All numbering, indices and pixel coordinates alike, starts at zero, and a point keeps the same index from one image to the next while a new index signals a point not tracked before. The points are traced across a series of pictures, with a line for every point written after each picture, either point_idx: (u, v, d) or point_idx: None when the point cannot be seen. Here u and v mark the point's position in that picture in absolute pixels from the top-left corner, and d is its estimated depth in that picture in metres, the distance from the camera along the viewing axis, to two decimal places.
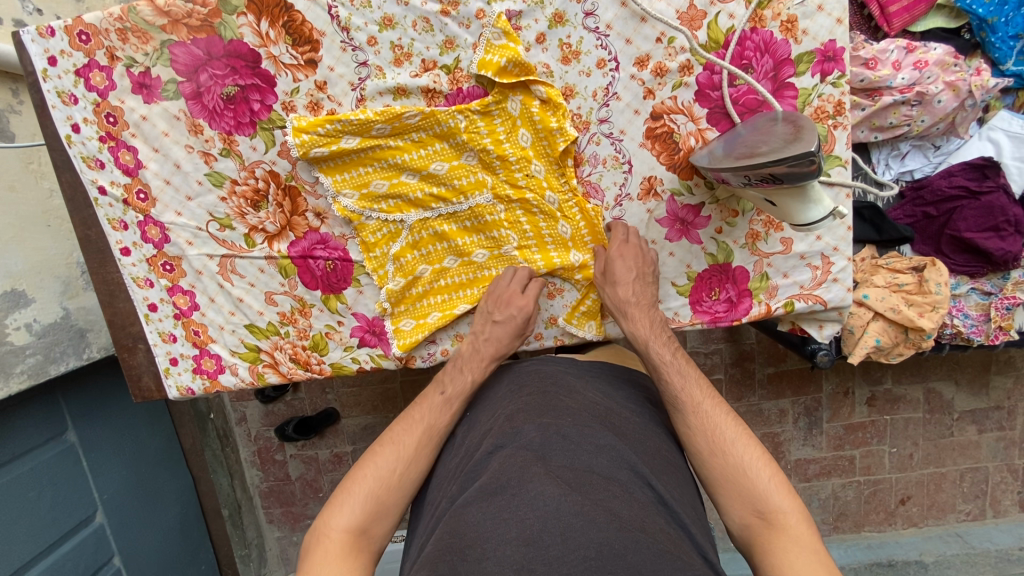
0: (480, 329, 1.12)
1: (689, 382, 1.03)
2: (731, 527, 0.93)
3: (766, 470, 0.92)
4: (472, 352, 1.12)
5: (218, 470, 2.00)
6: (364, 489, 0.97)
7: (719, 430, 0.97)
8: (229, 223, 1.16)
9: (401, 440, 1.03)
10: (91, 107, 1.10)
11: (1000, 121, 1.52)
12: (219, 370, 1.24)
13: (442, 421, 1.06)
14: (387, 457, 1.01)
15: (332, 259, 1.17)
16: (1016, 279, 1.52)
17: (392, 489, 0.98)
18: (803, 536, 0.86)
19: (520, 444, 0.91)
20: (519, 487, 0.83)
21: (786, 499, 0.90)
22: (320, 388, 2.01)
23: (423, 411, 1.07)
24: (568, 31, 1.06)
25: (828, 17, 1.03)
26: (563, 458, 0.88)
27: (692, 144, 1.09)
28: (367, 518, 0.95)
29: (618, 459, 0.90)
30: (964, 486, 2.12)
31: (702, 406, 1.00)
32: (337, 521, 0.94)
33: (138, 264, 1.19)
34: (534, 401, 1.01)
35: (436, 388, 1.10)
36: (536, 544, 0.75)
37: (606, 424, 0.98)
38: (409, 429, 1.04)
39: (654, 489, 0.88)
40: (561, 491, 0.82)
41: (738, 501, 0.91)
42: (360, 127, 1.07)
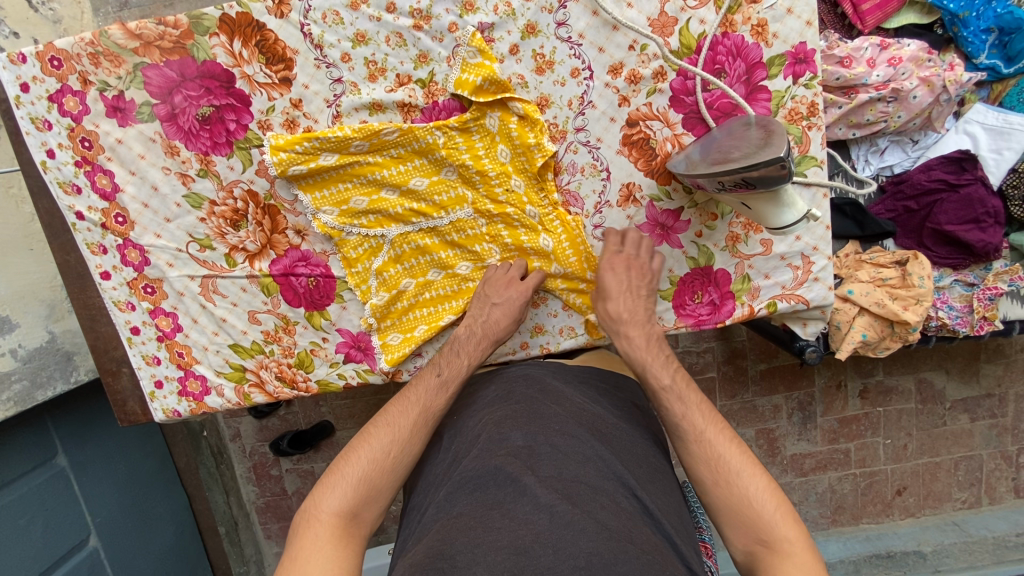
0: (480, 307, 1.11)
1: (692, 408, 0.99)
2: (734, 553, 0.90)
3: (770, 499, 0.89)
4: (469, 335, 1.10)
5: (213, 487, 1.97)
6: (357, 472, 0.95)
7: (722, 459, 0.93)
8: (210, 243, 1.16)
9: (396, 422, 1.00)
10: (65, 132, 1.10)
11: (976, 114, 1.53)
12: (204, 391, 1.23)
13: (439, 403, 1.04)
14: (380, 440, 0.98)
15: (314, 275, 1.17)
16: (997, 269, 1.54)
17: (385, 473, 0.96)
18: (809, 567, 0.82)
19: (510, 452, 0.91)
20: (515, 500, 0.83)
21: (790, 527, 0.86)
22: (313, 402, 2.00)
23: (419, 393, 1.04)
24: (541, 41, 1.06)
25: (798, 20, 1.04)
26: (552, 468, 0.88)
27: (669, 150, 1.10)
28: (358, 502, 0.93)
29: (604, 470, 0.90)
30: (959, 475, 2.13)
31: (704, 435, 0.96)
32: (327, 504, 0.91)
33: (119, 288, 1.18)
34: (520, 409, 1.00)
35: (432, 370, 1.08)
36: (527, 553, 0.75)
37: (593, 431, 0.98)
38: (405, 410, 1.02)
39: (640, 499, 0.89)
40: (551, 501, 0.82)
41: (741, 530, 0.88)
42: (338, 144, 1.07)
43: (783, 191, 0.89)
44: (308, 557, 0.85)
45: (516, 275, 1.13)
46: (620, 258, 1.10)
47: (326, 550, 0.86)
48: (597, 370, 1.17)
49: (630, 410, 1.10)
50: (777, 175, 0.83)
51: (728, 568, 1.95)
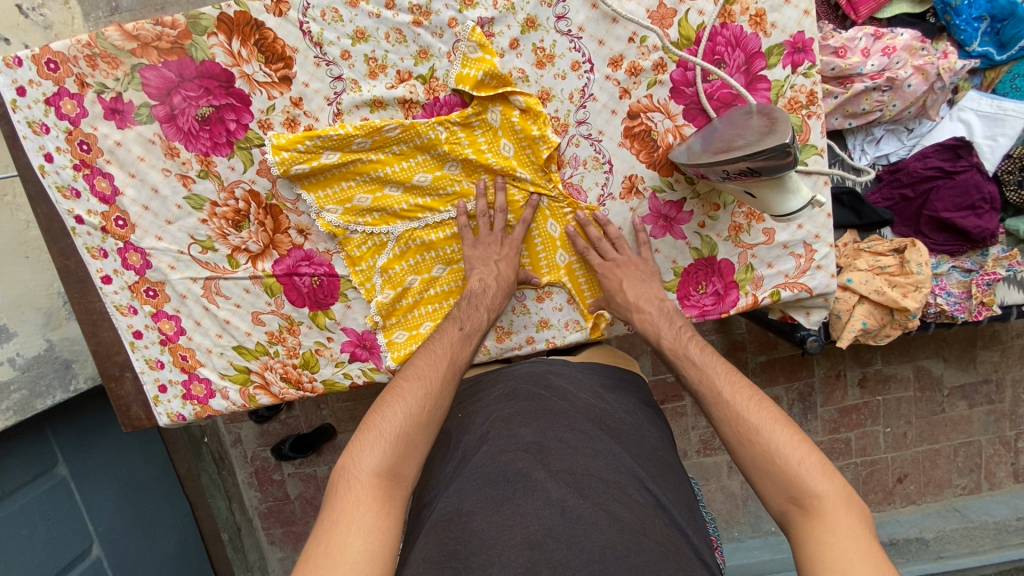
0: (487, 264, 1.10)
1: (709, 370, 0.97)
2: (772, 513, 0.87)
3: (797, 455, 0.85)
4: (482, 290, 1.08)
5: (216, 493, 1.95)
6: (393, 429, 0.90)
7: (742, 417, 0.90)
8: (212, 245, 1.15)
9: (428, 374, 0.97)
10: (63, 135, 1.09)
11: (970, 101, 1.55)
12: (209, 394, 1.22)
13: (465, 355, 1.03)
14: (414, 394, 0.94)
15: (318, 274, 1.17)
16: (995, 254, 1.56)
17: (421, 429, 0.92)
18: (840, 522, 0.78)
19: (519, 448, 0.90)
20: (526, 495, 0.82)
21: (822, 482, 0.82)
22: (314, 405, 1.98)
23: (445, 346, 1.02)
24: (541, 35, 1.06)
25: (796, 9, 1.05)
26: (563, 462, 0.88)
27: (670, 141, 1.10)
28: (396, 460, 0.88)
29: (615, 463, 0.90)
30: (959, 461, 2.15)
31: (723, 394, 0.94)
32: (365, 465, 0.86)
33: (121, 292, 1.17)
34: (529, 406, 1.00)
35: (455, 323, 1.06)
36: (540, 548, 0.75)
37: (602, 426, 0.98)
38: (434, 364, 0.99)
39: (651, 492, 0.89)
40: (563, 497, 0.82)
41: (772, 489, 0.85)
42: (340, 142, 1.07)
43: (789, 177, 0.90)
44: (351, 522, 0.80)
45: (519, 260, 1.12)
46: (624, 261, 1.13)
47: (369, 514, 0.81)
48: (601, 368, 1.16)
49: (637, 403, 1.11)
50: (785, 157, 0.83)
51: (734, 561, 1.96)
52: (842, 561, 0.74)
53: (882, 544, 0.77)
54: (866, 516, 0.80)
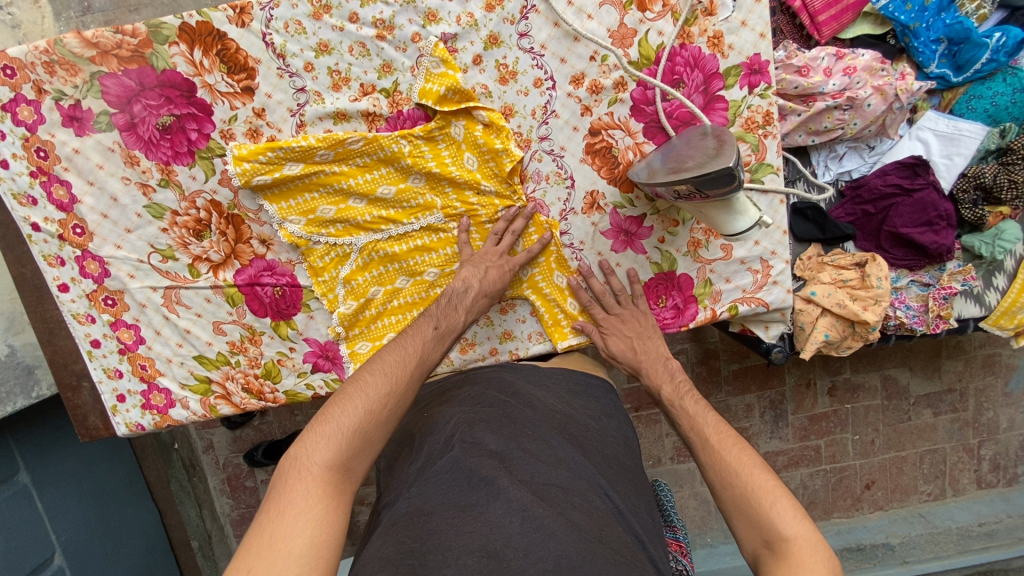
0: (477, 269, 1.09)
1: (699, 417, 1.01)
2: (747, 556, 0.88)
3: (771, 499, 0.86)
4: (465, 289, 1.07)
5: (185, 500, 1.94)
6: (351, 424, 0.85)
7: (723, 459, 0.93)
8: (172, 254, 1.14)
9: (394, 371, 0.92)
10: (20, 142, 1.07)
11: (928, 121, 1.58)
12: (169, 404, 1.21)
13: (435, 356, 0.99)
14: (377, 389, 0.89)
15: (280, 285, 1.16)
16: (951, 269, 1.62)
17: (379, 427, 0.87)
18: (808, 568, 0.79)
19: (484, 453, 0.89)
20: (488, 503, 0.81)
21: (793, 527, 0.83)
22: (288, 411, 1.97)
23: (416, 344, 0.98)
24: (504, 51, 1.08)
25: (752, 32, 1.08)
26: (526, 471, 0.88)
27: (631, 158, 1.12)
28: (350, 455, 0.83)
29: (577, 471, 0.91)
30: (924, 468, 2.21)
31: (708, 439, 0.97)
32: (318, 457, 0.81)
33: (78, 300, 1.15)
34: (494, 413, 0.99)
35: (430, 321, 1.02)
36: (497, 557, 0.74)
37: (565, 434, 0.98)
38: (403, 361, 0.94)
39: (611, 499, 0.90)
40: (524, 505, 0.81)
41: (746, 531, 0.86)
42: (303, 153, 1.07)
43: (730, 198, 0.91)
44: (298, 515, 0.76)
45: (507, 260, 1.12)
46: (628, 316, 1.17)
47: (318, 509, 0.77)
48: (569, 374, 1.16)
49: (605, 407, 1.11)
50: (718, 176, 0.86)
51: (706, 567, 1.98)
52: None
53: None
54: (837, 567, 0.80)
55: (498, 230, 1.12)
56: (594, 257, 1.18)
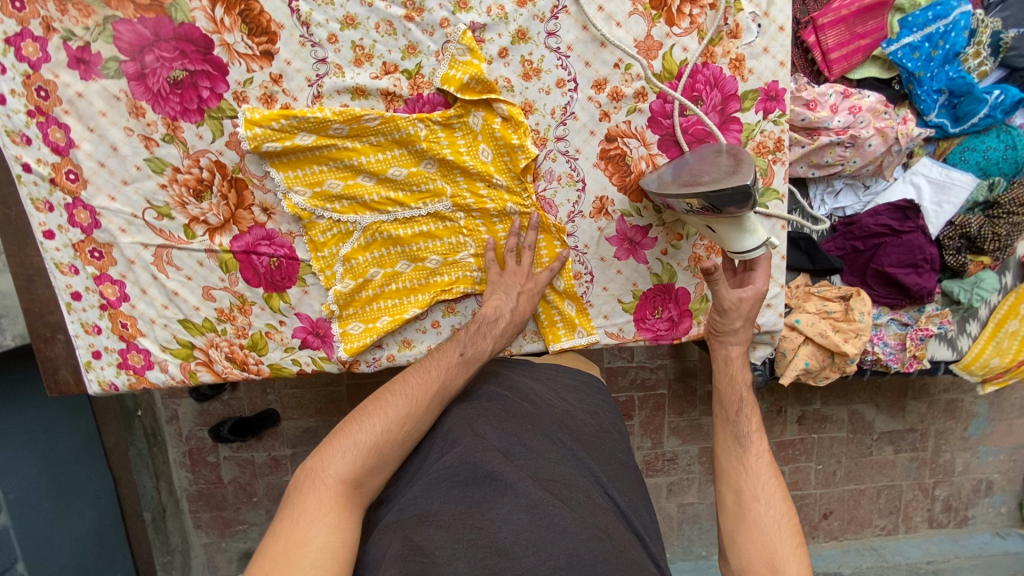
0: (507, 296, 1.10)
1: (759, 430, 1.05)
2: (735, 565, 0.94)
3: (791, 537, 0.93)
4: (495, 317, 1.07)
5: (143, 471, 1.93)
6: (368, 441, 0.88)
7: (769, 481, 0.99)
8: (168, 212, 1.11)
9: (414, 394, 0.94)
10: (20, 78, 1.03)
11: (922, 167, 1.65)
12: (147, 365, 1.18)
13: (457, 382, 1.00)
14: (396, 410, 0.92)
15: (277, 255, 1.14)
16: (929, 312, 1.68)
17: (395, 446, 0.90)
18: None
19: (489, 448, 0.88)
20: (496, 498, 0.81)
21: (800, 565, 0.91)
22: (260, 389, 1.98)
23: (439, 368, 0.99)
24: (531, 48, 1.08)
25: (773, 59, 1.10)
26: (530, 466, 0.88)
27: (643, 168, 1.14)
28: (364, 471, 0.87)
29: (578, 466, 0.91)
30: (880, 503, 2.28)
31: (762, 455, 1.02)
32: (335, 469, 0.85)
33: (63, 249, 1.11)
34: (494, 408, 0.97)
35: (456, 347, 1.03)
36: (506, 555, 0.74)
37: (566, 430, 0.98)
38: (424, 384, 0.96)
39: (612, 497, 0.90)
40: (534, 500, 0.81)
41: (756, 547, 0.93)
42: (317, 125, 1.05)
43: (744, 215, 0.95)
44: (313, 522, 0.80)
45: (512, 264, 1.12)
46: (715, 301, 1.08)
47: (332, 520, 0.81)
48: (565, 369, 1.16)
49: (603, 405, 1.11)
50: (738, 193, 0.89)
51: None
52: None
53: None
54: None
55: (514, 248, 1.13)
56: (597, 261, 1.18)
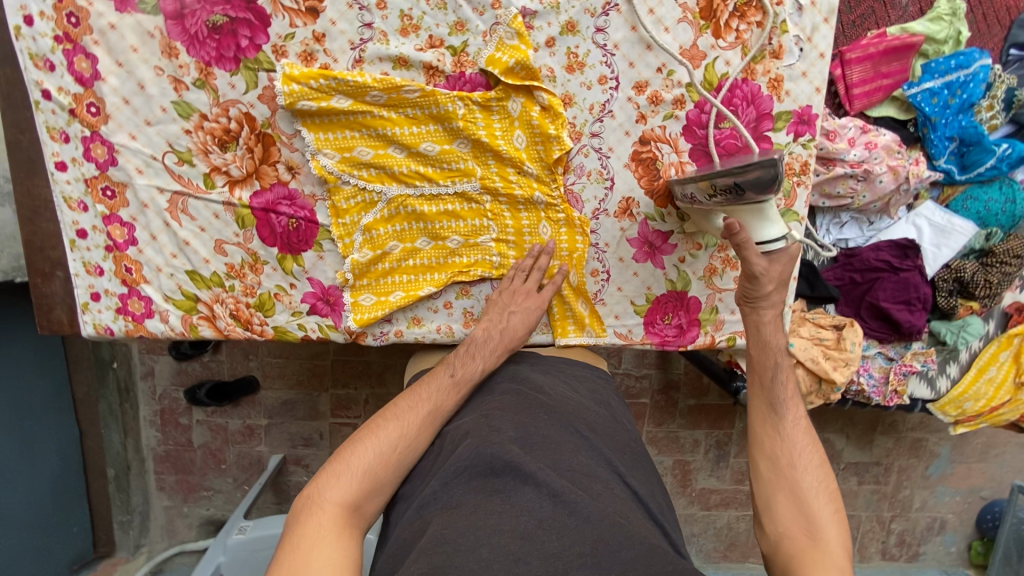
0: (499, 316, 1.10)
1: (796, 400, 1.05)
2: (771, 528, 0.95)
3: (829, 503, 0.94)
4: (485, 339, 1.06)
5: (111, 425, 1.95)
6: (362, 464, 0.88)
7: (806, 450, 0.99)
8: (190, 158, 1.08)
9: (406, 417, 0.94)
10: (51, 1, 0.99)
11: (926, 209, 1.70)
12: (147, 314, 1.14)
13: (449, 404, 0.99)
14: (387, 433, 0.92)
15: (296, 217, 1.12)
16: (914, 349, 1.75)
17: (389, 468, 0.90)
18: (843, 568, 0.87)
19: (505, 439, 0.88)
20: (518, 487, 0.81)
21: (838, 531, 0.92)
22: (242, 354, 1.97)
23: (431, 392, 0.99)
24: (578, 41, 1.08)
25: (810, 84, 1.12)
26: (547, 457, 0.88)
27: (672, 175, 1.14)
28: (361, 493, 0.86)
29: (594, 455, 0.92)
30: None
31: (800, 424, 1.02)
32: (330, 494, 0.84)
33: (74, 184, 1.07)
34: (508, 402, 0.98)
35: (447, 369, 1.02)
36: (531, 539, 0.74)
37: (581, 422, 0.97)
38: (414, 407, 0.96)
39: (629, 485, 0.90)
40: (556, 488, 0.81)
41: (793, 513, 0.94)
42: (355, 90, 1.04)
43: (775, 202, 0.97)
44: (313, 547, 0.78)
45: (518, 282, 1.13)
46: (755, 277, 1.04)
47: (333, 543, 0.79)
48: (574, 363, 1.17)
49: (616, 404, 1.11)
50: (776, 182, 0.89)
51: None
52: None
53: None
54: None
55: (528, 266, 1.13)
56: (615, 262, 1.19)
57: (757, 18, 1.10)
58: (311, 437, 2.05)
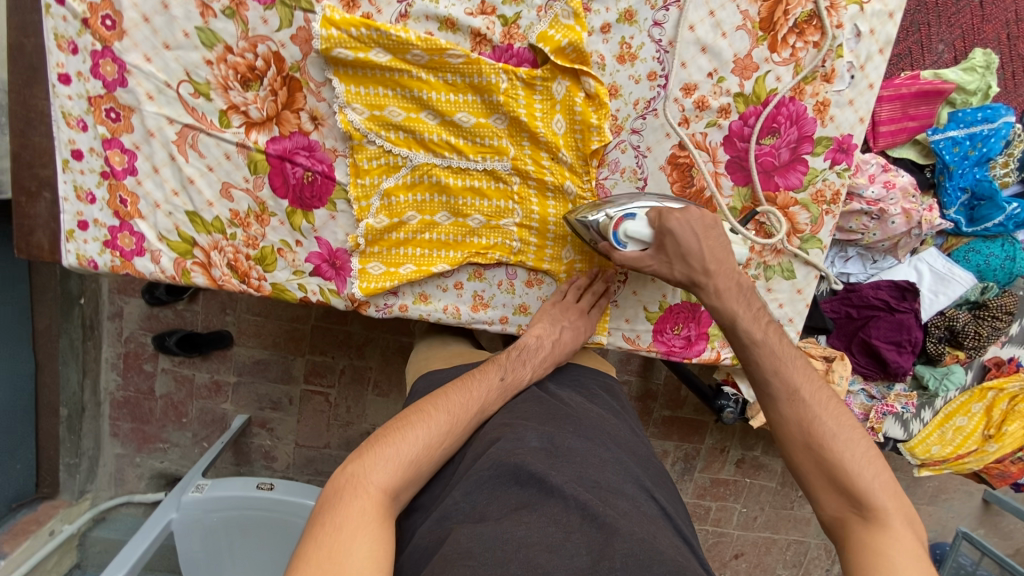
0: (551, 325, 1.09)
1: (784, 368, 0.98)
2: (824, 515, 0.92)
3: (868, 469, 0.90)
4: (536, 347, 1.08)
5: (70, 363, 1.83)
6: (411, 453, 0.87)
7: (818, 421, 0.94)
8: (207, 91, 1.00)
9: (456, 412, 0.95)
10: None
11: (928, 256, 1.72)
12: (137, 251, 1.07)
13: (494, 407, 1.01)
14: (438, 424, 0.92)
15: (313, 170, 1.05)
16: (897, 390, 1.78)
17: (431, 462, 0.89)
18: (905, 536, 0.84)
19: (528, 451, 0.87)
20: (545, 499, 0.79)
21: (887, 497, 0.88)
22: (219, 308, 1.89)
23: (481, 390, 1.00)
24: (633, 32, 1.05)
25: (855, 114, 1.09)
26: (574, 470, 0.85)
27: (705, 184, 1.13)
28: (403, 482, 0.84)
29: (623, 472, 0.89)
30: (787, 554, 2.41)
31: (796, 395, 0.96)
32: (377, 478, 0.82)
33: (75, 99, 1.01)
34: (534, 407, 1.00)
35: (497, 371, 1.04)
36: (559, 551, 0.72)
37: (613, 438, 0.96)
38: (465, 403, 0.97)
39: (658, 502, 0.87)
40: (582, 502, 0.79)
41: (832, 496, 0.90)
42: (397, 45, 0.97)
43: (614, 228, 0.99)
44: (355, 531, 0.75)
45: (569, 299, 1.12)
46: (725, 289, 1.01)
47: (375, 531, 0.76)
48: (593, 373, 1.19)
49: (630, 411, 1.13)
50: (570, 222, 1.06)
51: None
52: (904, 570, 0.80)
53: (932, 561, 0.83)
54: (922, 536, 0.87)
55: (575, 284, 1.14)
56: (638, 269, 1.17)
57: (814, 37, 1.06)
58: (279, 401, 1.98)
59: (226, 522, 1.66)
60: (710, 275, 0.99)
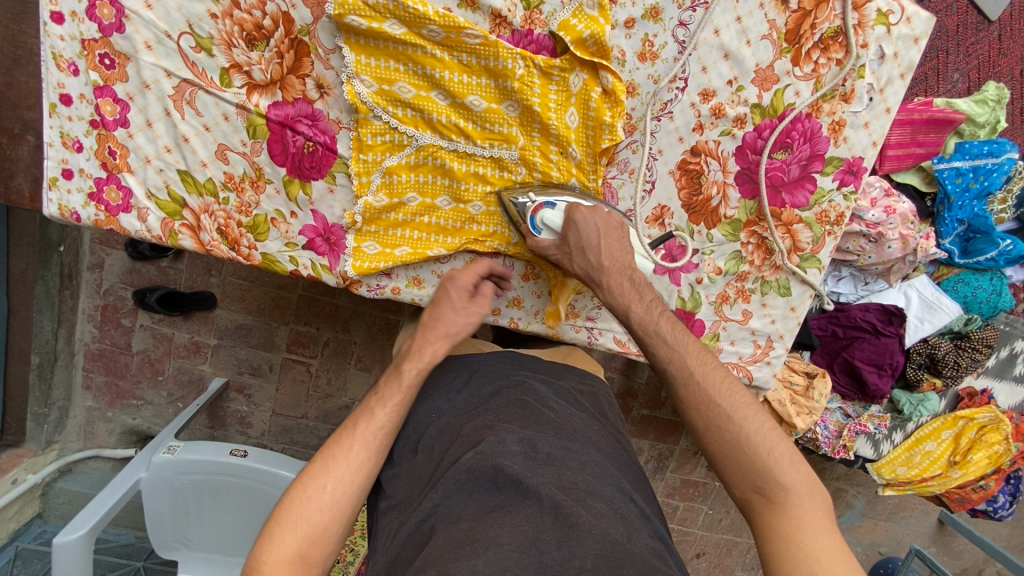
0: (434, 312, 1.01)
1: (678, 350, 0.93)
2: (734, 497, 0.89)
3: (767, 445, 0.87)
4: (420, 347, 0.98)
5: (44, 311, 1.78)
6: (297, 517, 0.80)
7: (716, 402, 0.90)
8: (209, 46, 0.96)
9: (333, 453, 0.86)
10: None
11: (919, 283, 1.73)
12: (123, 207, 1.03)
13: (383, 422, 0.90)
14: (315, 475, 0.84)
15: (314, 141, 1.01)
16: (871, 411, 1.81)
17: (329, 508, 0.82)
18: (806, 512, 0.82)
19: (509, 452, 0.85)
20: (517, 502, 0.79)
21: (790, 473, 0.85)
22: (203, 269, 1.85)
23: (362, 418, 0.90)
24: (657, 29, 1.04)
25: (869, 136, 1.07)
26: (552, 471, 0.84)
27: (713, 193, 1.12)
28: (307, 543, 0.79)
29: (600, 474, 0.88)
30: (747, 557, 2.48)
31: (694, 377, 0.92)
32: (272, 560, 0.77)
33: (68, 41, 0.95)
34: (516, 412, 0.95)
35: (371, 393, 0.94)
36: (530, 553, 0.73)
37: (591, 442, 0.94)
38: (342, 440, 0.88)
39: (637, 503, 0.87)
40: (557, 502, 0.78)
41: (738, 478, 0.87)
42: (413, 19, 0.91)
43: (533, 212, 1.00)
44: None
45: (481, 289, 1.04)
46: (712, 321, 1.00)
47: None
48: (576, 374, 1.17)
49: (614, 415, 1.12)
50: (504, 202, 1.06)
51: None
52: (808, 547, 0.79)
53: (839, 533, 0.82)
54: (827, 504, 0.85)
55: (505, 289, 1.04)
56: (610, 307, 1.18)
57: (838, 55, 1.03)
58: (259, 367, 1.95)
59: (196, 485, 1.64)
60: (603, 271, 0.98)
